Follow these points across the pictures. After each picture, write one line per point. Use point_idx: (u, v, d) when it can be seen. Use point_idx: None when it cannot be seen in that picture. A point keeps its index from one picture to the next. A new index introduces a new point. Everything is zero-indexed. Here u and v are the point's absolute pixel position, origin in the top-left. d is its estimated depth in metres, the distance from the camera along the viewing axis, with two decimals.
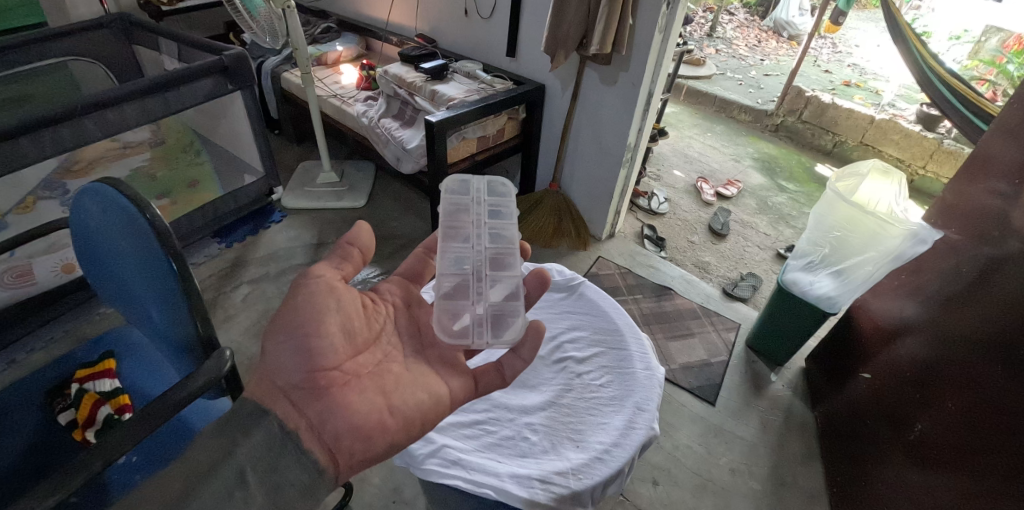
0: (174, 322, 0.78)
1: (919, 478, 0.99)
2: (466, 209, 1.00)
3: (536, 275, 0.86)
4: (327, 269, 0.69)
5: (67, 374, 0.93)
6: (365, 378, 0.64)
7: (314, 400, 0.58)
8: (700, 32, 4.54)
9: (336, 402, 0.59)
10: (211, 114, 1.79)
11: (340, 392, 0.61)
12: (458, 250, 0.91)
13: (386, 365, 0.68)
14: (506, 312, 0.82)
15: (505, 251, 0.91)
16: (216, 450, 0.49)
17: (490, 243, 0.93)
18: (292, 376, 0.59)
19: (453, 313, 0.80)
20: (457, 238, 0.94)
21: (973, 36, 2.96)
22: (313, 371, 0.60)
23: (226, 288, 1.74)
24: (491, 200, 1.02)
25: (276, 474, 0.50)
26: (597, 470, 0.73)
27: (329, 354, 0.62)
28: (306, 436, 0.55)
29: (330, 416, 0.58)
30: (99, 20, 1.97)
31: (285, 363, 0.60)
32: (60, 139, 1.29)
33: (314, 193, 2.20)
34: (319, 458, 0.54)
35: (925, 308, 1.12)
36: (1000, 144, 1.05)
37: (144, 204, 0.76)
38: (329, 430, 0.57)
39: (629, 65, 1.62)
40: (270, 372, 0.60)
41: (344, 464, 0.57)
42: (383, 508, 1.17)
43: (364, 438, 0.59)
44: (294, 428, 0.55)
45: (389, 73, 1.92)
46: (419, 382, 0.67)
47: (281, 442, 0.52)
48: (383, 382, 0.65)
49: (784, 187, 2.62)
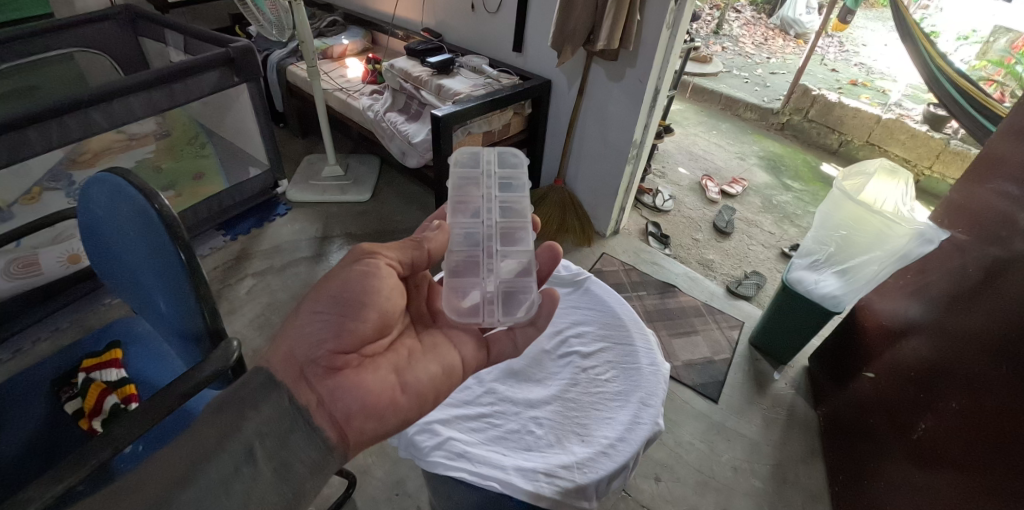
0: (181, 312, 0.78)
1: (919, 479, 0.99)
2: (476, 183, 0.96)
3: (547, 250, 0.83)
4: (392, 254, 0.71)
5: (74, 363, 0.93)
6: (379, 357, 0.65)
7: (327, 377, 0.59)
8: (706, 29, 4.51)
9: (349, 381, 0.60)
10: (217, 107, 1.80)
11: (354, 372, 0.61)
12: (468, 226, 0.87)
13: (400, 342, 0.70)
14: (517, 289, 0.79)
15: (517, 224, 0.88)
16: (224, 424, 0.51)
17: (500, 217, 0.89)
18: (313, 351, 0.60)
19: (462, 290, 0.80)
20: (466, 213, 0.90)
21: (981, 36, 2.94)
22: (335, 351, 0.61)
23: (231, 280, 1.74)
24: (502, 173, 0.98)
25: (285, 450, 0.53)
26: (602, 465, 0.74)
27: (355, 336, 0.63)
28: (316, 413, 0.57)
29: (342, 394, 0.59)
30: (104, 11, 1.98)
31: (306, 339, 0.61)
32: (67, 129, 1.29)
33: (319, 187, 2.20)
34: (328, 436, 0.56)
35: (930, 308, 1.12)
36: (1008, 144, 1.05)
37: (152, 193, 0.76)
38: (340, 408, 0.58)
39: (636, 62, 1.61)
40: (291, 345, 0.61)
41: (354, 441, 0.59)
42: (386, 500, 1.18)
43: (375, 417, 0.61)
44: (304, 403, 0.57)
45: (395, 67, 1.92)
46: (431, 355, 0.70)
47: (292, 416, 0.55)
48: (398, 359, 0.66)
49: (789, 186, 2.61)
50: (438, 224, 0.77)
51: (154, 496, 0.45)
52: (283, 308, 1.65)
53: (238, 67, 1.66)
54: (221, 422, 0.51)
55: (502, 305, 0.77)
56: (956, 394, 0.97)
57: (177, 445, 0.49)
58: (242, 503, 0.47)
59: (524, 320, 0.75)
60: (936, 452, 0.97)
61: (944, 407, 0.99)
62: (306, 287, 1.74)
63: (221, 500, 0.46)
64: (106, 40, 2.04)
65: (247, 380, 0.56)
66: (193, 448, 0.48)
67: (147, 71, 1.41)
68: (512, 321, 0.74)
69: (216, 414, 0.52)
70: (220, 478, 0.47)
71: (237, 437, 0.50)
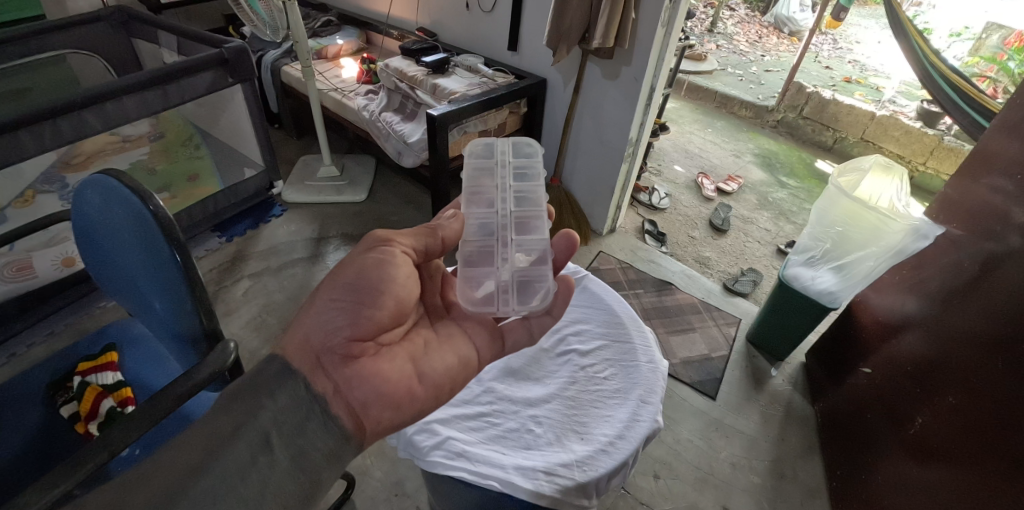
0: (177, 314, 0.77)
1: (918, 473, 1.00)
2: (490, 173, 0.95)
3: (563, 238, 0.81)
4: (406, 242, 0.71)
5: (70, 367, 0.93)
6: (395, 345, 0.65)
7: (344, 365, 0.59)
8: (701, 27, 4.52)
9: (366, 370, 0.60)
10: (211, 108, 1.79)
11: (372, 361, 0.62)
12: (482, 217, 0.87)
13: (415, 331, 0.70)
14: (532, 278, 0.80)
15: (533, 213, 0.87)
16: (237, 413, 0.51)
17: (514, 206, 0.88)
18: (330, 339, 0.60)
19: (475, 280, 0.80)
20: (480, 204, 0.89)
21: (974, 32, 2.96)
22: (351, 339, 0.61)
23: (227, 282, 1.73)
24: (516, 163, 0.96)
25: (302, 438, 0.53)
26: (602, 463, 0.73)
27: (371, 324, 0.63)
28: (333, 401, 0.57)
29: (358, 382, 0.59)
30: (97, 12, 1.97)
31: (322, 326, 0.61)
32: (61, 132, 1.28)
33: (314, 187, 2.19)
34: (345, 424, 0.56)
35: (926, 303, 1.13)
36: (1002, 139, 1.05)
37: (147, 195, 0.75)
38: (356, 396, 0.58)
39: (631, 60, 1.61)
40: (306, 333, 0.60)
41: (371, 430, 0.59)
42: (385, 501, 1.18)
43: (391, 406, 0.61)
44: (321, 391, 0.57)
45: (390, 66, 1.91)
46: (445, 346, 0.70)
47: (308, 405, 0.55)
48: (413, 348, 0.67)
49: (784, 183, 2.63)
50: (453, 213, 0.78)
51: (168, 487, 0.45)
52: (281, 309, 1.64)
53: (232, 67, 1.65)
54: (235, 412, 0.51)
55: (517, 294, 0.78)
56: (951, 389, 0.98)
57: (189, 435, 0.49)
58: (259, 490, 0.47)
59: (539, 309, 0.76)
60: (934, 445, 0.98)
61: (942, 401, 0.99)
62: (302, 288, 1.73)
63: (237, 489, 0.46)
64: (99, 42, 2.03)
65: (260, 369, 0.56)
66: (206, 438, 0.48)
67: (141, 72, 1.40)
68: (528, 310, 0.75)
69: (231, 404, 0.52)
70: (236, 466, 0.48)
71: (252, 426, 0.50)
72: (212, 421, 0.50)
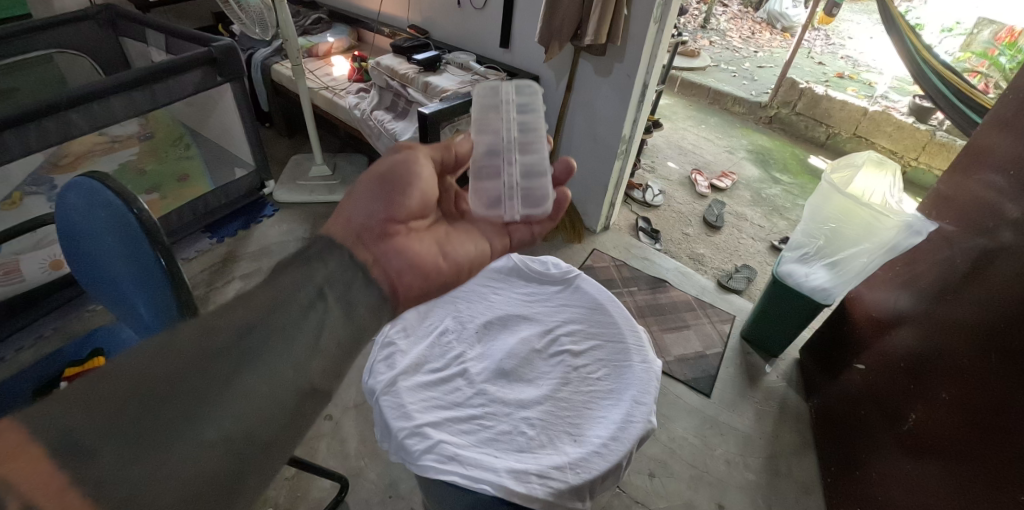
0: (163, 319, 0.76)
1: (913, 469, 1.00)
2: (494, 108, 0.88)
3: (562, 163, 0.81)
4: (429, 150, 0.70)
5: (56, 373, 0.91)
6: (423, 231, 0.66)
7: (382, 240, 0.59)
8: (694, 24, 4.51)
9: (400, 246, 0.60)
10: (200, 107, 1.77)
11: (404, 239, 0.62)
12: (488, 142, 0.85)
13: (438, 225, 0.70)
14: (535, 188, 0.80)
15: (534, 136, 0.85)
16: (295, 275, 0.51)
17: (518, 133, 0.86)
18: (368, 218, 0.60)
19: (486, 190, 0.80)
20: (484, 131, 0.86)
21: (965, 28, 2.97)
22: (387, 218, 0.61)
23: (218, 283, 1.71)
24: (519, 98, 0.88)
25: (351, 295, 0.53)
26: (596, 465, 0.73)
27: (404, 208, 0.63)
28: (373, 269, 0.56)
29: (395, 254, 0.59)
30: (84, 11, 1.94)
31: (359, 206, 0.60)
32: (46, 133, 1.26)
33: (306, 187, 2.17)
34: (382, 287, 0.56)
35: (919, 299, 1.13)
36: (994, 135, 1.05)
37: (130, 197, 0.73)
38: (393, 267, 0.58)
39: (624, 56, 1.60)
40: (344, 213, 0.60)
41: (404, 296, 0.59)
42: (379, 504, 1.17)
43: (422, 277, 0.61)
44: (362, 259, 0.56)
45: (380, 65, 1.89)
46: (467, 237, 0.71)
47: (354, 269, 0.54)
48: (438, 235, 0.68)
49: (777, 179, 2.63)
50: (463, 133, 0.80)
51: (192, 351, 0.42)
52: None
53: (221, 66, 1.63)
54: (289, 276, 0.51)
55: (522, 200, 0.79)
56: (945, 385, 0.98)
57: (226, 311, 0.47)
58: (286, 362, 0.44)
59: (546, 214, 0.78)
60: (929, 442, 0.98)
61: (936, 398, 0.99)
62: None
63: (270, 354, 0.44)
64: (86, 41, 1.99)
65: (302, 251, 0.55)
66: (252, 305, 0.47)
67: (128, 71, 1.38)
68: (535, 214, 0.77)
69: (285, 269, 0.52)
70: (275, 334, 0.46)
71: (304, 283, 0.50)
72: (151, 370, 0.40)
